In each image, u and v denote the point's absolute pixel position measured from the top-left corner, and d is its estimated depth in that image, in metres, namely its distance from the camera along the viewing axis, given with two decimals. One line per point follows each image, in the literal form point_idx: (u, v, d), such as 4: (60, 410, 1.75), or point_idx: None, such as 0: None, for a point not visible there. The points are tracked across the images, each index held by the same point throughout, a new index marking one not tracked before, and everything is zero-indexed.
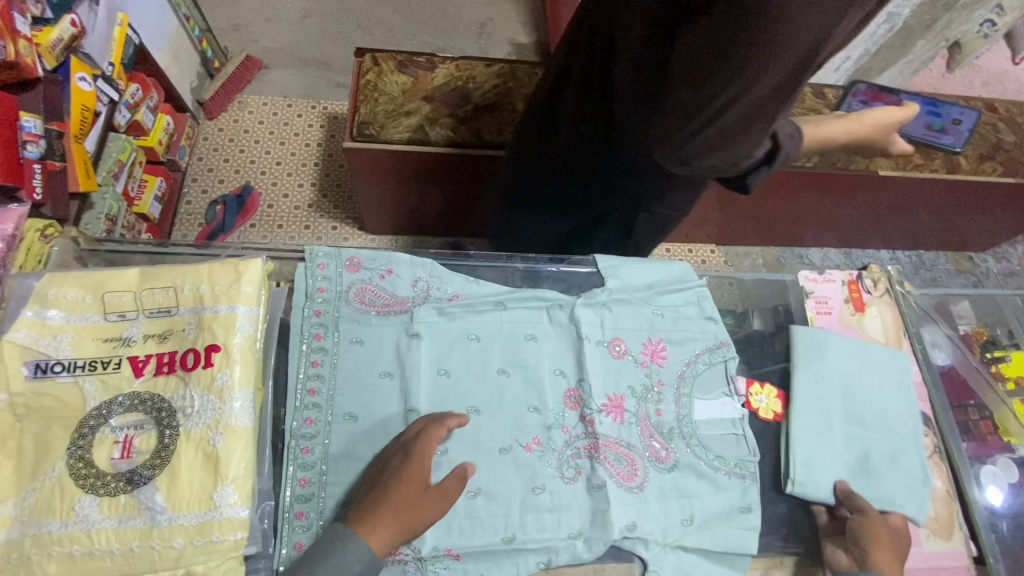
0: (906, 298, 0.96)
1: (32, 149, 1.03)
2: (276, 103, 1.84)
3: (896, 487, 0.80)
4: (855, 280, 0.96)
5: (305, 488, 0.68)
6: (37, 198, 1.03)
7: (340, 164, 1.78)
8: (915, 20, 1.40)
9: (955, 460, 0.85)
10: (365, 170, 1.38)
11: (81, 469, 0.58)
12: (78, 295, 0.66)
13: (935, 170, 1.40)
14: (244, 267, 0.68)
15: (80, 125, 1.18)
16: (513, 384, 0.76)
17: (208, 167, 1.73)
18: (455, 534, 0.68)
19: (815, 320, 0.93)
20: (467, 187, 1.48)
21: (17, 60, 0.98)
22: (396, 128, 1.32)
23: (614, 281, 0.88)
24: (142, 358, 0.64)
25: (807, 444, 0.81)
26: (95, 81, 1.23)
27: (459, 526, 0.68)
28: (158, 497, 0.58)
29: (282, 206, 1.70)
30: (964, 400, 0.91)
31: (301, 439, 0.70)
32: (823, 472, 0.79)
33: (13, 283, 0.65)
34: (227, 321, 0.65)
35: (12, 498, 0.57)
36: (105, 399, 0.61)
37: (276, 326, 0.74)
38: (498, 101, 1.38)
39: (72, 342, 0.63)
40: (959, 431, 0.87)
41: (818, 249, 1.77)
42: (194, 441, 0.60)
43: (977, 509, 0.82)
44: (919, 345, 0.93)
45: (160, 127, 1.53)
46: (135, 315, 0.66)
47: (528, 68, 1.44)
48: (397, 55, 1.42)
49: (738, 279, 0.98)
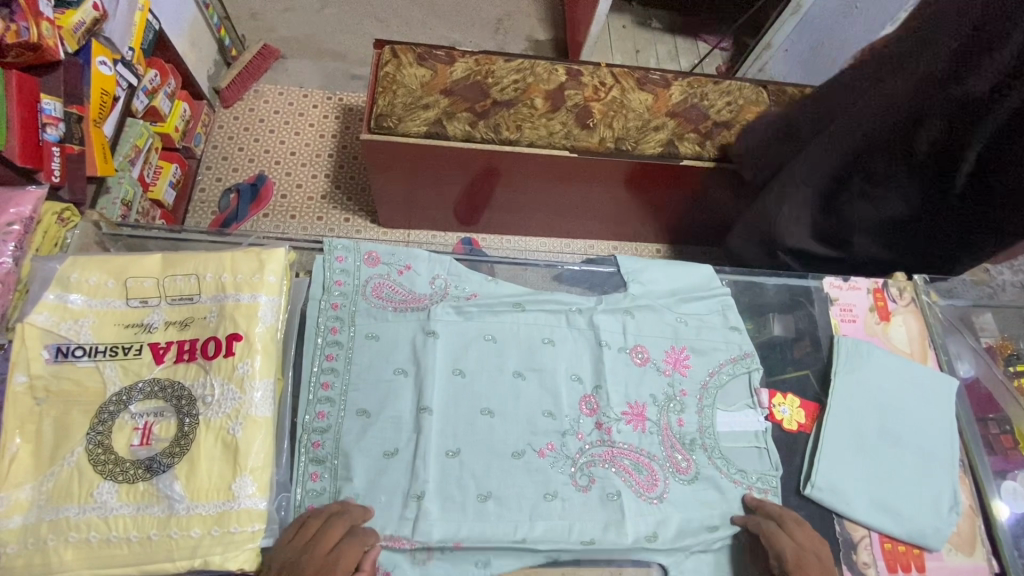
0: (931, 308, 0.94)
1: (51, 132, 1.03)
2: (291, 93, 1.84)
3: (918, 503, 0.78)
4: (880, 288, 0.95)
5: (317, 483, 0.68)
6: (55, 180, 1.03)
7: (354, 155, 1.77)
8: None
9: (977, 474, 0.83)
10: (379, 162, 1.37)
11: (100, 455, 0.58)
12: (99, 280, 0.65)
13: None
14: (267, 256, 0.67)
15: (99, 109, 1.18)
16: (527, 389, 0.76)
17: (222, 156, 1.72)
18: (465, 528, 0.66)
19: (839, 327, 0.91)
20: (483, 182, 1.47)
21: (40, 42, 0.97)
22: (414, 121, 1.31)
23: (636, 285, 0.87)
24: (163, 345, 0.63)
25: (828, 457, 0.79)
26: (115, 66, 1.23)
27: (468, 521, 0.67)
28: (177, 485, 0.57)
29: (296, 196, 1.70)
30: (986, 413, 0.89)
31: (314, 433, 0.69)
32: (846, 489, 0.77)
33: (35, 265, 0.64)
34: (249, 310, 0.64)
35: (29, 482, 0.57)
36: (125, 384, 0.61)
37: (295, 318, 0.73)
38: (517, 96, 1.37)
39: (93, 326, 0.63)
40: (981, 444, 0.86)
41: None
42: (214, 430, 0.59)
43: (1001, 526, 0.80)
44: (943, 356, 0.92)
45: (176, 113, 1.52)
46: (156, 302, 0.65)
47: (548, 64, 1.43)
48: (416, 48, 1.40)
49: (761, 283, 0.96)
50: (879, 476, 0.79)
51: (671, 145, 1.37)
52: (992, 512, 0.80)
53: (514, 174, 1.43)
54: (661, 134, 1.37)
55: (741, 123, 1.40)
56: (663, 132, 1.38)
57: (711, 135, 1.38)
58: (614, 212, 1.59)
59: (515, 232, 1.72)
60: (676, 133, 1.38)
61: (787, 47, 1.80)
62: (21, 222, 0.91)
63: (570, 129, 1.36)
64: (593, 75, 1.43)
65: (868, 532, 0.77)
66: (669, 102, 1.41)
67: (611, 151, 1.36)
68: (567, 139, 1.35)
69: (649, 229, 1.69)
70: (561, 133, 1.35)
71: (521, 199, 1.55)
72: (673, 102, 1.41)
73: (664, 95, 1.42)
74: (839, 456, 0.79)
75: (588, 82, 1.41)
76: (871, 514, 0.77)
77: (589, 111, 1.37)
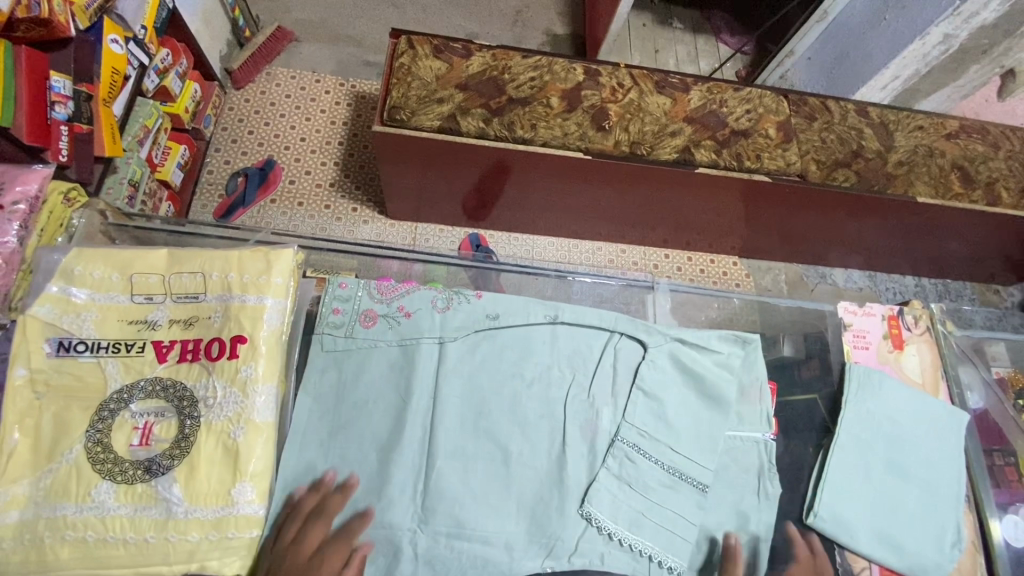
0: (947, 339, 0.93)
1: (60, 110, 1.02)
2: (305, 77, 1.81)
3: (923, 543, 0.77)
4: (895, 316, 0.94)
5: (340, 340, 0.75)
6: (62, 160, 1.02)
7: (364, 144, 1.75)
8: (972, 44, 1.42)
9: (982, 510, 0.82)
10: (388, 153, 1.35)
11: (98, 453, 0.57)
12: (103, 273, 0.64)
13: (975, 201, 1.37)
14: (275, 256, 0.65)
15: (108, 88, 1.15)
16: (517, 446, 0.73)
17: (232, 139, 1.70)
18: (470, 385, 0.75)
19: (851, 353, 0.90)
20: (494, 180, 1.45)
21: (50, 18, 0.95)
22: (427, 115, 1.29)
23: (647, 503, 0.73)
24: (166, 343, 0.62)
25: (836, 497, 0.77)
26: (127, 44, 1.20)
27: (472, 400, 0.75)
28: (175, 488, 0.56)
29: (304, 183, 1.68)
30: (993, 444, 0.88)
31: (307, 434, 0.70)
32: (854, 529, 0.76)
33: (38, 255, 0.63)
34: (254, 311, 0.63)
35: (27, 477, 0.56)
36: (127, 382, 0.60)
37: (302, 318, 0.73)
38: (533, 94, 1.35)
39: (96, 321, 0.62)
40: (987, 479, 0.84)
41: (841, 270, 1.82)
42: (215, 433, 0.59)
43: (1001, 564, 0.79)
44: (955, 388, 0.90)
45: (186, 94, 1.50)
46: (161, 298, 0.64)
47: (566, 63, 1.40)
48: (433, 39, 1.38)
49: (771, 305, 0.96)
50: (883, 520, 0.77)
51: (687, 151, 1.34)
52: (994, 548, 0.79)
53: (527, 172, 1.40)
54: (678, 140, 1.35)
55: (758, 133, 1.38)
56: (680, 138, 1.35)
57: (728, 144, 1.35)
58: (627, 216, 1.58)
59: (523, 230, 1.71)
60: (692, 140, 1.35)
61: (811, 55, 1.76)
62: (27, 202, 0.92)
63: (585, 130, 1.33)
64: (611, 76, 1.40)
65: (868, 563, 0.76)
66: (688, 107, 1.39)
67: (626, 154, 1.33)
68: (582, 140, 1.32)
69: (658, 233, 1.68)
70: (576, 134, 1.33)
71: (534, 197, 1.52)
72: (692, 108, 1.39)
73: (682, 100, 1.39)
74: (843, 483, 0.78)
75: (606, 82, 1.39)
76: (873, 545, 0.76)
77: (605, 113, 1.35)
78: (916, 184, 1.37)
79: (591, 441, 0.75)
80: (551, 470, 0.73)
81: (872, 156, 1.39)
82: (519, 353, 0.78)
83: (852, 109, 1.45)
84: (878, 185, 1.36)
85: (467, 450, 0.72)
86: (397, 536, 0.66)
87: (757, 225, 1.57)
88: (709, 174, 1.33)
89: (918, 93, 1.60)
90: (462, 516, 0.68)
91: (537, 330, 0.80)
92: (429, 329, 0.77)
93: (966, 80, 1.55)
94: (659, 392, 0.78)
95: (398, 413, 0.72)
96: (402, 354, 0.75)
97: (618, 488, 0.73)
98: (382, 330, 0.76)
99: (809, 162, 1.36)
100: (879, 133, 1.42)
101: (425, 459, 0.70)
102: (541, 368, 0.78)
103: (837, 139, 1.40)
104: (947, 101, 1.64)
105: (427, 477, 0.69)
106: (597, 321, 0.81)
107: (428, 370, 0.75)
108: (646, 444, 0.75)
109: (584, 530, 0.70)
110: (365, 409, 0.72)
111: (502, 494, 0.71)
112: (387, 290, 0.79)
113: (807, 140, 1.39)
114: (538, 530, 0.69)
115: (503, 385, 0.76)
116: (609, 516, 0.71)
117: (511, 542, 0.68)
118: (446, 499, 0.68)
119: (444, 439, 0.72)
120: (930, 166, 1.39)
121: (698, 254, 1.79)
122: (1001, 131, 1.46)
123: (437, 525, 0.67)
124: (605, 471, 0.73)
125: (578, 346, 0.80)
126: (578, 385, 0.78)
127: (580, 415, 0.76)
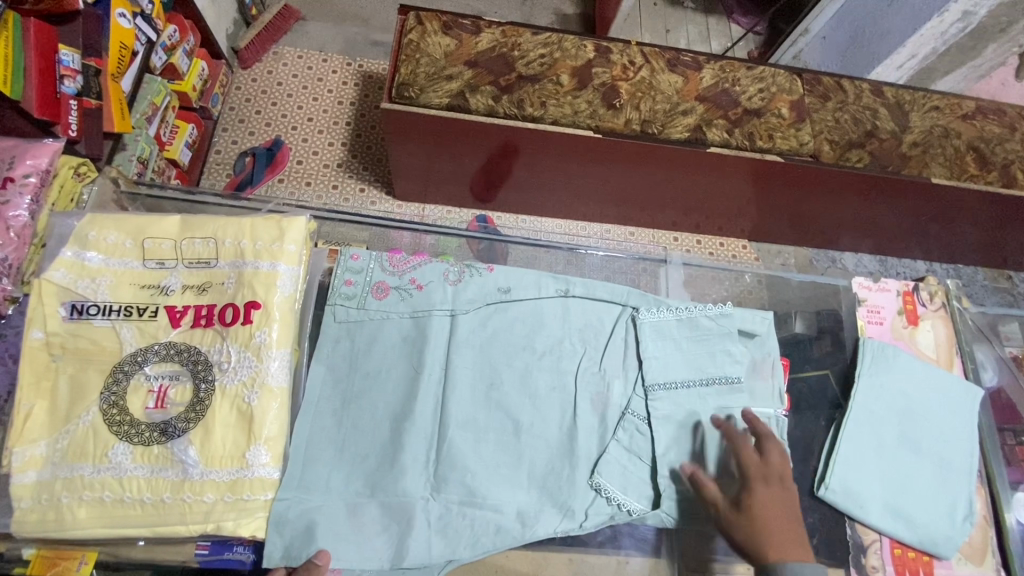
0: (961, 315, 0.92)
1: (68, 84, 1.00)
2: (311, 56, 1.80)
3: (933, 516, 0.77)
4: (910, 291, 0.93)
5: (355, 313, 0.75)
6: (72, 134, 1.01)
7: (371, 123, 1.74)
8: (991, 21, 1.39)
9: (993, 483, 0.82)
10: (395, 131, 1.33)
11: (115, 416, 0.58)
12: (117, 239, 0.64)
13: (991, 182, 1.35)
14: (287, 224, 0.65)
15: (117, 64, 1.15)
16: (528, 417, 0.73)
17: (238, 118, 1.69)
18: (484, 357, 0.75)
19: (865, 329, 0.90)
20: (502, 159, 1.43)
21: None
22: (435, 93, 1.27)
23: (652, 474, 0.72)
24: (180, 308, 0.62)
25: (847, 470, 0.77)
26: (134, 19, 1.19)
27: (482, 373, 0.74)
28: (191, 450, 0.57)
29: (311, 163, 1.67)
30: (1007, 423, 0.87)
31: (318, 404, 0.70)
32: (863, 501, 0.76)
33: (54, 222, 0.64)
34: (268, 279, 0.63)
35: (44, 439, 0.57)
36: (141, 346, 0.60)
37: (314, 289, 0.73)
38: (543, 71, 1.32)
39: (110, 286, 0.62)
40: (999, 456, 0.84)
41: (852, 254, 1.79)
42: (229, 397, 0.59)
43: (1013, 538, 0.79)
44: (970, 364, 0.89)
45: (195, 72, 1.49)
46: (173, 264, 0.64)
47: (576, 39, 1.38)
48: (442, 16, 1.36)
49: (783, 280, 0.96)
50: (892, 492, 0.77)
51: (699, 130, 1.31)
52: (1005, 523, 0.79)
53: (535, 153, 1.39)
54: (689, 118, 1.32)
55: (771, 112, 1.35)
56: (691, 116, 1.32)
57: (740, 123, 1.33)
58: (636, 198, 1.57)
59: (530, 212, 1.70)
60: (704, 119, 1.32)
61: (825, 35, 1.70)
62: (38, 175, 0.91)
63: (595, 109, 1.31)
64: (622, 54, 1.38)
65: (878, 536, 0.76)
66: (700, 85, 1.36)
67: (637, 133, 1.30)
68: (592, 118, 1.30)
69: (668, 216, 1.66)
70: (586, 112, 1.30)
71: (541, 178, 1.51)
72: (704, 86, 1.36)
73: (694, 79, 1.37)
74: (854, 456, 0.78)
75: (616, 60, 1.37)
76: (882, 517, 0.76)
77: (616, 91, 1.32)
78: (931, 165, 1.34)
79: (602, 412, 0.75)
80: (562, 441, 0.73)
81: (887, 137, 1.36)
82: (530, 325, 0.78)
83: (868, 89, 1.42)
84: (892, 166, 1.34)
85: (478, 420, 0.72)
86: (410, 504, 0.66)
87: (767, 208, 1.55)
88: (720, 154, 1.30)
89: (934, 72, 1.57)
90: (473, 485, 0.68)
91: (547, 303, 0.79)
92: (440, 301, 0.76)
93: (985, 60, 1.52)
94: (665, 365, 0.77)
95: (410, 383, 0.72)
96: (414, 326, 0.75)
97: (627, 460, 0.72)
98: (394, 302, 0.76)
99: (822, 142, 1.34)
100: (894, 112, 1.39)
101: (436, 429, 0.71)
102: (552, 340, 0.78)
103: (851, 119, 1.37)
104: (963, 82, 1.61)
105: (438, 446, 0.70)
106: (608, 295, 0.81)
107: (440, 341, 0.75)
108: (657, 414, 0.74)
109: (593, 500, 0.70)
110: (378, 379, 0.72)
111: (513, 464, 0.71)
112: (399, 263, 0.78)
113: (820, 119, 1.36)
114: (549, 499, 0.70)
115: (514, 358, 0.76)
116: (620, 488, 0.70)
117: (522, 510, 0.68)
118: (457, 469, 0.69)
119: (455, 409, 0.72)
120: (946, 146, 1.36)
121: (708, 238, 1.78)
122: (1019, 112, 1.43)
123: (450, 493, 0.68)
124: (614, 443, 0.73)
125: (590, 320, 0.80)
126: (589, 359, 0.78)
127: (591, 388, 0.76)
